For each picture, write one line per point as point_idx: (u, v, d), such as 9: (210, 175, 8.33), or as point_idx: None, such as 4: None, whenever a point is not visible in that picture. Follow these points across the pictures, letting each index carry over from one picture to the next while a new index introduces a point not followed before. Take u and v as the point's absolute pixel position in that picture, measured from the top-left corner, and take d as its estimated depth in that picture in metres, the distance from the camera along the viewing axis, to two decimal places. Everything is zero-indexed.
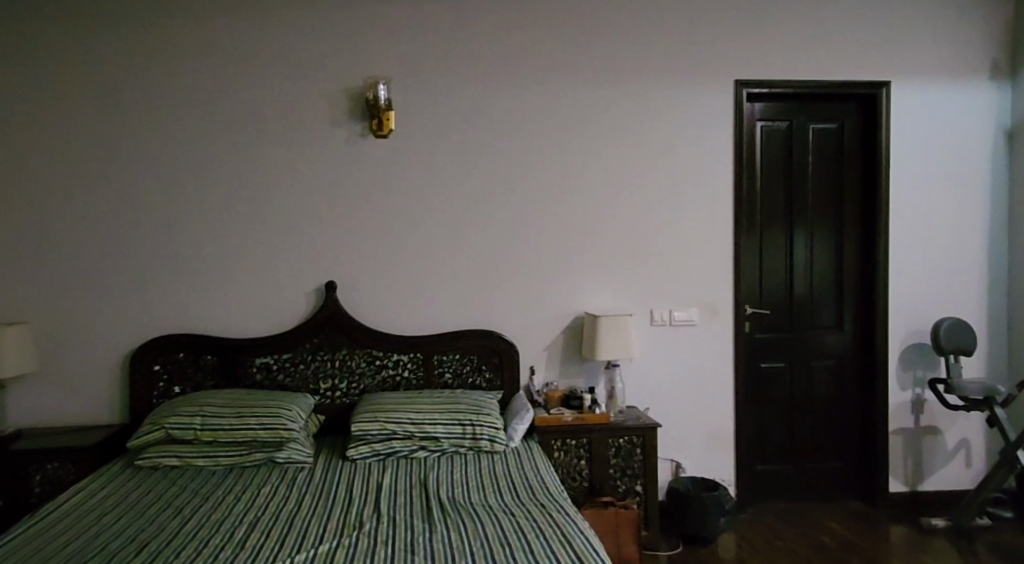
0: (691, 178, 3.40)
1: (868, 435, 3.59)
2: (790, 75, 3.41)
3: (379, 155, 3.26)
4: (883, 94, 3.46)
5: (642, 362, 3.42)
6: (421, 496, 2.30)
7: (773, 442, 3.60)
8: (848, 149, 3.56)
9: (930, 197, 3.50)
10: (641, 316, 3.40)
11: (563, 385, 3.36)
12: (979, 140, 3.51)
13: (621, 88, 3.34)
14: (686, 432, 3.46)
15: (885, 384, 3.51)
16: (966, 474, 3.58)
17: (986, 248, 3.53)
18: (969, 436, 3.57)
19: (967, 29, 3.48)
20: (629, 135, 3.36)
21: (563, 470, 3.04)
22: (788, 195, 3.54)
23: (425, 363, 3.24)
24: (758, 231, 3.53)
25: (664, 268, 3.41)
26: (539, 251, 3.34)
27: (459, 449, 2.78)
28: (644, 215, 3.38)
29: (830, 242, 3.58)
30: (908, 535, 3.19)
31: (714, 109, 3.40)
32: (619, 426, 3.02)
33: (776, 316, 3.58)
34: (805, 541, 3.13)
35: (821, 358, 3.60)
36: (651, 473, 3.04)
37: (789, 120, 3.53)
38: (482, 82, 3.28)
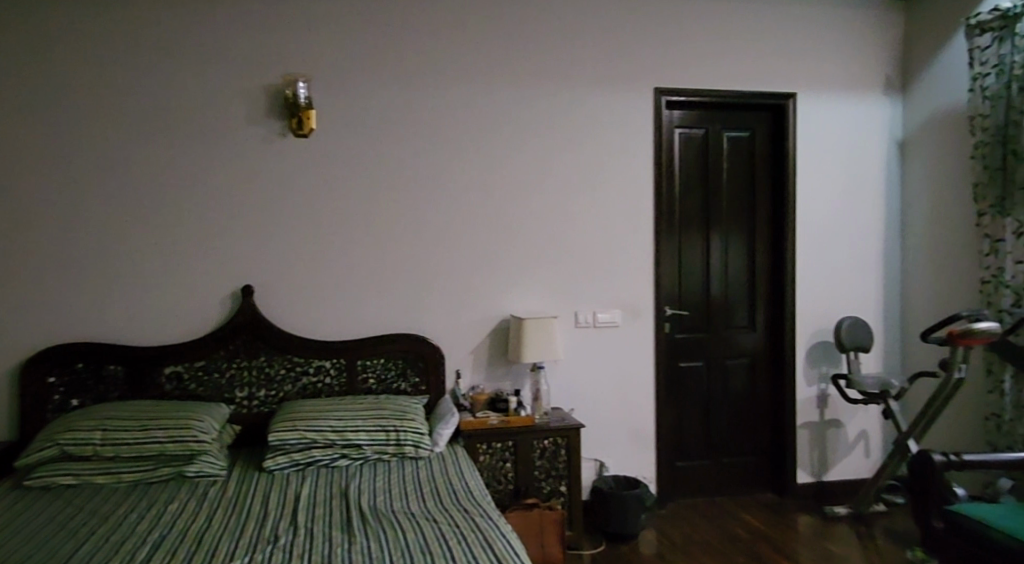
0: (614, 182, 3.48)
1: (778, 429, 3.78)
2: (706, 85, 3.55)
3: (299, 155, 3.17)
4: (791, 104, 3.65)
5: (567, 364, 3.47)
6: (341, 506, 2.24)
7: (692, 439, 3.73)
8: (759, 157, 3.73)
9: (834, 203, 3.72)
10: (567, 318, 3.45)
11: (489, 388, 3.36)
12: (876, 150, 3.76)
13: (546, 92, 3.39)
14: (610, 431, 3.53)
15: (793, 380, 3.70)
16: (865, 463, 3.82)
17: (883, 252, 3.79)
18: (869, 428, 3.81)
19: (865, 46, 3.72)
20: (555, 139, 3.41)
21: (489, 474, 3.05)
22: (705, 200, 3.68)
23: (348, 369, 3.16)
24: (676, 235, 3.65)
25: (589, 271, 3.47)
26: (465, 254, 3.33)
27: (382, 456, 2.73)
28: (570, 218, 3.44)
29: (743, 245, 3.75)
30: (814, 523, 3.37)
31: (635, 116, 3.49)
32: (543, 427, 3.05)
33: (694, 317, 3.71)
34: (720, 533, 3.26)
35: (735, 356, 3.76)
36: (576, 473, 3.09)
37: (705, 127, 3.67)
38: (407, 82, 3.25)
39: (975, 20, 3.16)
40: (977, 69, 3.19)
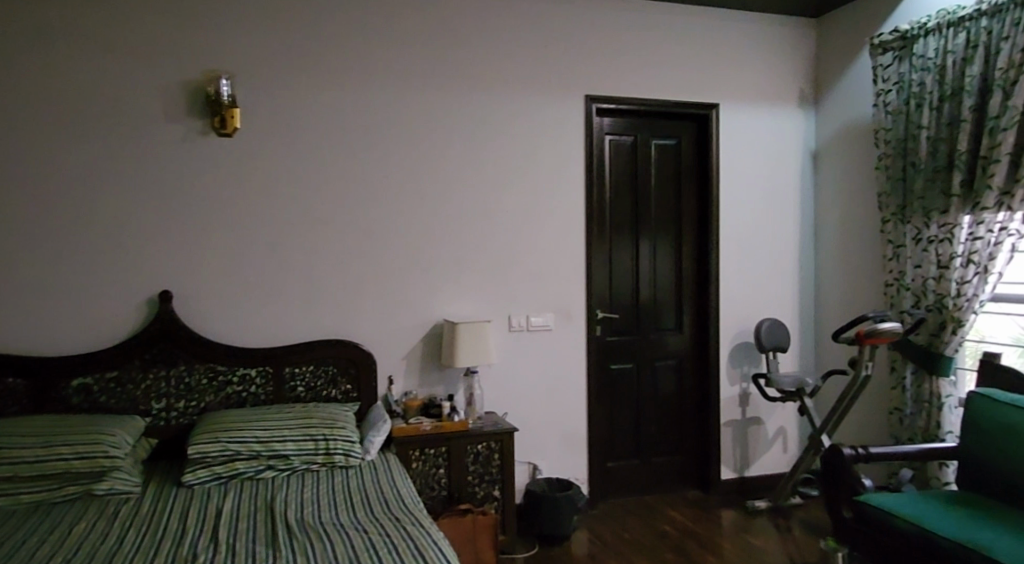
0: (546, 187, 3.53)
1: (703, 428, 3.91)
2: (634, 94, 3.66)
3: (222, 155, 3.07)
4: (714, 114, 3.80)
5: (500, 369, 3.48)
6: (266, 520, 2.17)
7: (622, 440, 3.81)
8: (685, 165, 3.87)
9: (754, 210, 3.89)
10: (500, 322, 3.47)
11: (422, 394, 3.34)
12: (792, 159, 3.96)
13: (478, 97, 3.40)
14: (542, 434, 3.57)
15: (717, 380, 3.84)
16: (783, 458, 4.00)
17: (798, 257, 3.99)
18: (787, 424, 4.00)
19: (782, 61, 3.92)
20: (488, 144, 3.43)
21: (421, 480, 3.02)
22: (634, 205, 3.78)
23: (274, 377, 3.08)
24: (607, 240, 3.73)
25: (522, 274, 3.50)
26: (397, 258, 3.30)
27: (310, 466, 2.67)
28: (503, 223, 3.46)
29: (670, 249, 3.87)
30: (736, 518, 3.52)
31: (565, 123, 3.55)
32: (477, 432, 3.06)
33: (624, 320, 3.80)
34: (649, 531, 3.35)
35: (663, 358, 3.87)
36: (509, 477, 3.11)
37: (634, 135, 3.77)
38: (337, 84, 3.20)
39: (878, 40, 3.38)
40: (880, 87, 3.41)
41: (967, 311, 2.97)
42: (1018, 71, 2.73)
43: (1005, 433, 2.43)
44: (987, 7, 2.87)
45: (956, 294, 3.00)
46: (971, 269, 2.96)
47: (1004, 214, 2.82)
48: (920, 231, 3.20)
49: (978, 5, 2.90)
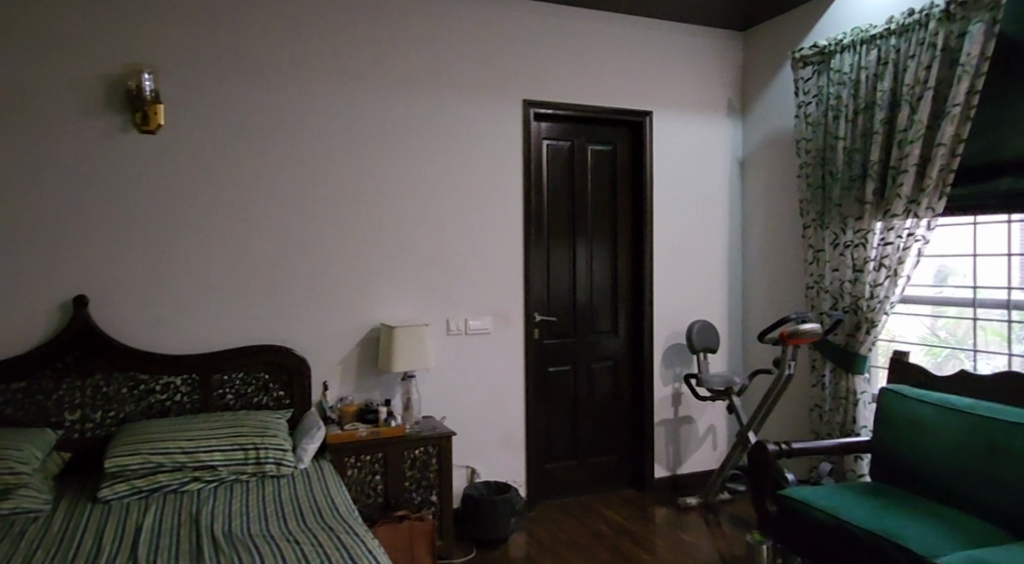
0: (484, 190, 3.54)
1: (638, 427, 4.00)
2: (570, 99, 3.72)
3: (145, 152, 2.94)
4: (647, 121, 3.90)
5: (439, 372, 3.46)
6: (190, 535, 2.09)
7: (559, 441, 3.86)
8: (620, 170, 3.95)
9: (686, 215, 4.01)
10: (438, 325, 3.46)
11: (358, 400, 3.28)
12: (721, 166, 4.10)
13: (416, 99, 3.39)
14: (479, 437, 3.56)
15: (651, 380, 3.94)
16: (713, 455, 4.14)
17: (727, 261, 4.14)
18: (717, 423, 4.14)
19: (711, 71, 4.06)
20: (425, 146, 3.41)
21: (356, 487, 2.97)
22: (571, 209, 3.83)
23: (201, 385, 2.97)
24: (544, 243, 3.77)
25: (459, 277, 3.50)
26: (332, 261, 3.24)
27: (239, 476, 2.58)
28: (440, 226, 3.45)
29: (606, 253, 3.94)
30: (668, 514, 3.61)
31: (502, 126, 3.57)
32: (414, 437, 3.03)
33: (562, 322, 3.85)
34: (585, 531, 3.40)
35: (600, 359, 3.94)
36: (446, 481, 3.10)
37: (571, 140, 3.83)
38: (270, 82, 3.12)
39: (798, 54, 3.55)
40: (801, 98, 3.58)
41: (879, 312, 3.14)
42: (923, 88, 2.92)
43: (914, 427, 2.60)
44: (895, 27, 3.06)
45: (870, 296, 3.17)
46: (882, 272, 3.14)
47: (911, 221, 3.00)
48: (838, 236, 3.37)
49: (888, 25, 3.09)
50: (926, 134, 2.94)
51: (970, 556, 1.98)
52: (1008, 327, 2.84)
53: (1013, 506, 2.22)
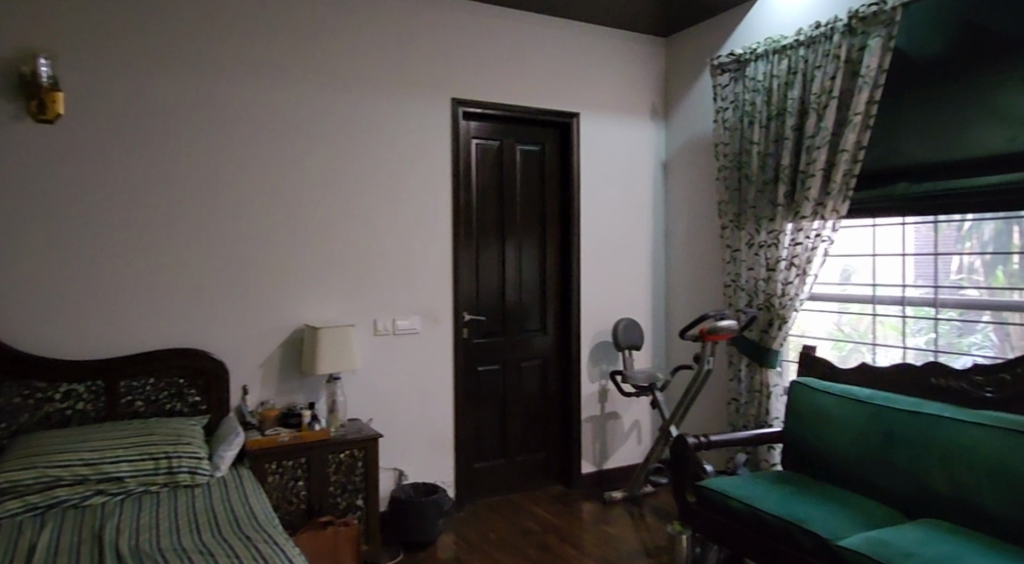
0: (411, 188, 3.50)
1: (565, 424, 4.06)
2: (498, 99, 3.73)
3: (43, 144, 2.75)
4: (574, 123, 3.96)
5: (365, 374, 3.40)
6: (92, 551, 1.98)
7: (488, 441, 3.86)
8: (548, 170, 3.99)
9: (611, 214, 4.10)
10: (365, 326, 3.39)
11: (280, 403, 3.18)
12: (645, 167, 4.21)
13: (341, 95, 3.32)
14: (407, 438, 3.52)
15: (578, 377, 4.00)
16: (638, 450, 4.24)
17: (650, 260, 4.25)
18: (641, 417, 4.24)
19: (636, 75, 4.17)
20: (351, 143, 3.35)
21: (278, 494, 2.88)
22: (500, 208, 3.84)
23: (106, 392, 2.80)
24: (473, 242, 3.76)
25: (387, 277, 3.45)
26: (252, 260, 3.13)
27: (149, 487, 2.45)
28: (367, 225, 3.39)
29: (535, 252, 3.98)
30: (595, 509, 3.68)
31: (430, 124, 3.55)
32: (339, 441, 2.96)
33: (491, 321, 3.85)
34: (513, 529, 3.41)
35: (528, 358, 3.97)
36: (372, 485, 3.04)
37: (500, 139, 3.84)
38: (187, 73, 2.99)
39: (716, 61, 3.69)
40: (719, 104, 3.72)
41: (790, 309, 3.30)
42: (829, 96, 3.09)
43: (820, 418, 2.75)
44: (804, 38, 3.22)
45: (782, 294, 3.33)
46: (792, 271, 3.30)
47: (819, 222, 3.17)
48: (752, 236, 3.52)
49: (797, 36, 3.25)
50: (832, 141, 3.11)
51: (868, 538, 2.11)
52: (904, 321, 3.05)
53: (907, 489, 2.38)
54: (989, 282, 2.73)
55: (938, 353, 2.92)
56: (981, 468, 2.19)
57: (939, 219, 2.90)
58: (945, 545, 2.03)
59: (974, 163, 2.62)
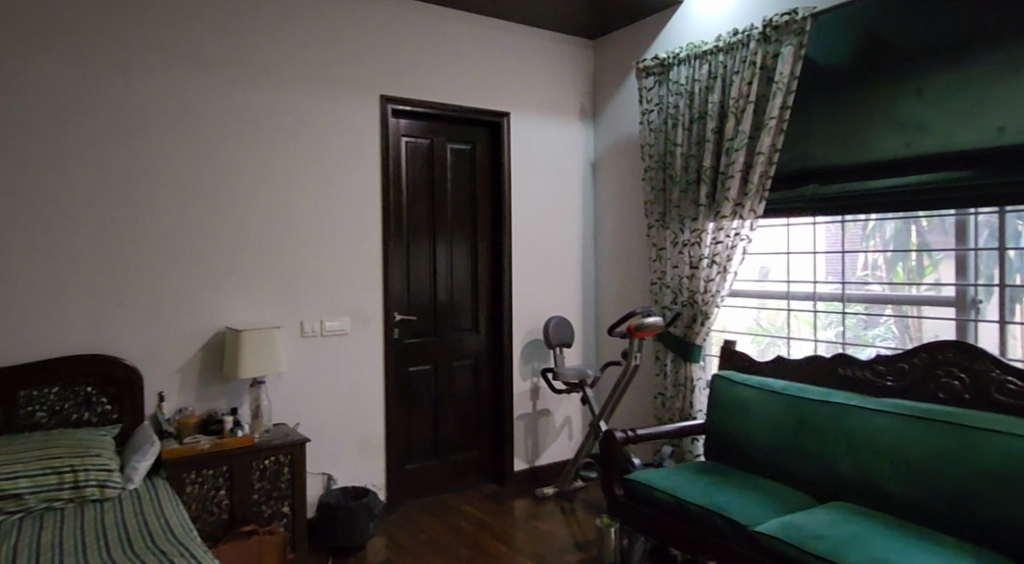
0: (339, 186, 3.43)
1: (498, 422, 4.08)
2: (427, 97, 3.70)
3: None
4: (505, 122, 3.98)
5: (291, 377, 3.30)
6: None
7: (420, 442, 3.82)
8: (480, 169, 3.99)
9: (542, 214, 4.14)
10: (291, 327, 3.30)
11: (199, 410, 3.05)
12: (575, 167, 4.27)
13: (265, 90, 3.22)
14: (336, 441, 3.44)
15: (509, 375, 4.03)
16: (569, 445, 4.30)
17: (580, 258, 4.32)
18: (572, 414, 4.30)
19: (565, 76, 4.23)
20: (275, 139, 3.25)
21: (198, 504, 2.76)
22: (431, 207, 3.81)
23: (4, 403, 2.61)
24: (404, 241, 3.72)
25: (314, 277, 3.37)
26: (169, 260, 2.99)
27: (52, 503, 2.30)
28: (293, 224, 3.30)
29: (466, 251, 3.97)
30: (527, 506, 3.71)
31: (358, 122, 3.49)
32: (264, 447, 2.87)
33: (422, 321, 3.82)
34: (445, 529, 3.40)
35: (460, 357, 3.96)
36: (299, 491, 2.96)
37: (430, 138, 3.81)
38: (95, 64, 2.83)
39: (642, 64, 3.79)
40: (645, 106, 3.81)
41: (712, 305, 3.43)
42: (746, 101, 3.22)
43: (739, 410, 2.86)
44: (722, 45, 3.34)
45: (704, 291, 3.45)
46: (714, 269, 3.42)
47: (738, 222, 3.30)
48: (677, 235, 3.63)
49: (717, 42, 3.37)
50: (749, 143, 3.25)
51: (783, 523, 2.21)
52: (816, 316, 3.22)
53: (820, 474, 2.51)
54: (891, 277, 2.91)
55: (846, 345, 3.10)
56: (886, 452, 2.34)
57: (846, 219, 3.07)
58: (853, 526, 2.15)
59: (878, 166, 2.79)
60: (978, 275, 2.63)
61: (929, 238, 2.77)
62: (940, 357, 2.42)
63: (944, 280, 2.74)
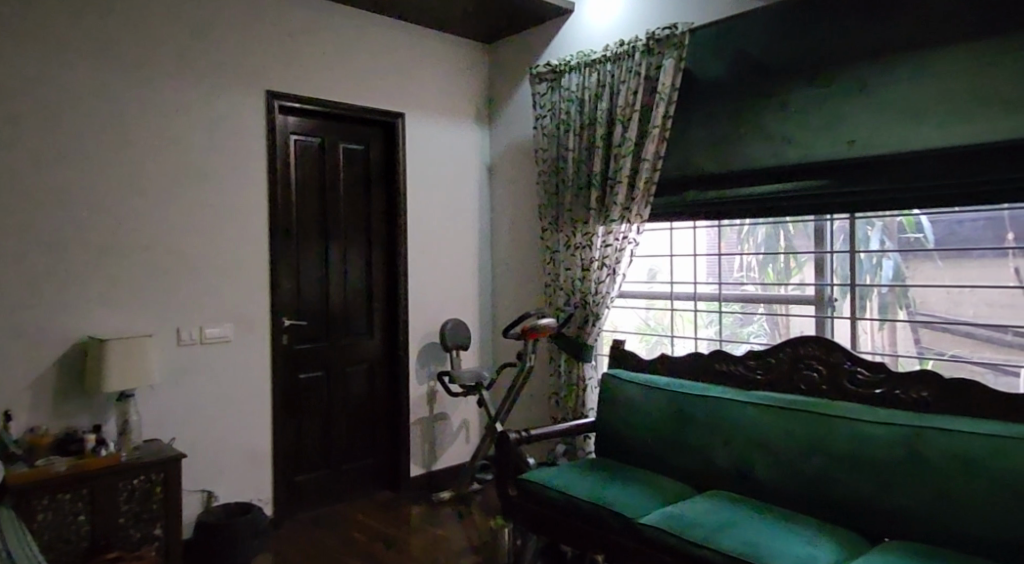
0: (220, 186, 3.24)
1: (393, 428, 4.01)
2: (316, 95, 3.58)
3: None
4: (399, 123, 3.92)
5: (167, 389, 3.09)
6: None
7: (310, 452, 3.68)
8: (373, 171, 3.91)
9: (438, 216, 4.11)
10: (167, 336, 3.09)
11: (56, 429, 2.78)
12: (471, 170, 4.27)
13: (136, 81, 3.00)
14: (218, 456, 3.25)
15: (405, 380, 3.97)
16: (466, 449, 4.28)
17: (477, 261, 4.32)
18: (469, 416, 4.30)
19: (459, 79, 4.22)
20: (149, 134, 3.03)
21: (51, 532, 2.50)
22: (322, 208, 3.69)
23: None
24: (294, 243, 3.57)
25: (193, 282, 3.17)
26: (21, 265, 2.72)
27: None
28: (171, 226, 3.10)
29: (360, 253, 3.87)
30: (422, 512, 3.66)
31: (242, 118, 3.32)
32: (132, 465, 2.66)
33: (313, 326, 3.68)
34: (337, 541, 3.30)
35: (354, 362, 3.86)
36: (173, 510, 2.77)
37: (320, 137, 3.68)
38: None
39: (535, 70, 3.84)
40: (538, 111, 3.87)
41: (602, 306, 3.53)
42: (632, 109, 3.34)
43: (627, 407, 2.96)
44: (610, 54, 3.45)
45: (595, 292, 3.54)
46: (604, 270, 3.53)
47: (625, 226, 3.42)
48: (569, 238, 3.72)
49: (605, 51, 3.48)
50: (635, 150, 3.37)
51: (666, 514, 2.31)
52: (697, 315, 3.40)
53: (699, 466, 2.65)
54: (762, 278, 3.12)
55: (723, 342, 3.29)
56: (757, 442, 2.50)
57: (723, 223, 3.26)
58: (728, 514, 2.27)
59: (749, 174, 2.98)
60: (835, 276, 2.87)
61: (794, 241, 3.00)
62: (802, 352, 2.61)
63: (806, 280, 2.97)
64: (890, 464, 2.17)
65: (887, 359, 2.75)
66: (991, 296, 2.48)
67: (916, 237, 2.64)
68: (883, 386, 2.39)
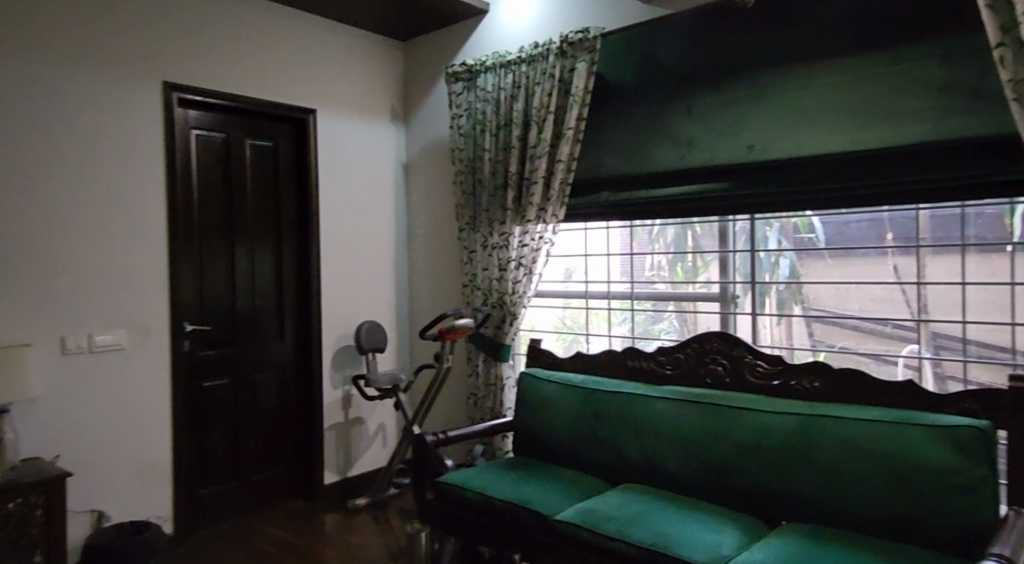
0: (111, 183, 3.02)
1: (306, 435, 3.87)
2: (219, 88, 3.41)
3: None
4: (310, 120, 3.79)
5: (50, 402, 2.85)
6: None
7: (216, 464, 3.50)
8: (283, 169, 3.76)
9: (352, 216, 4.00)
10: (49, 345, 2.85)
11: None
12: (386, 169, 4.19)
13: (11, 67, 2.75)
14: (111, 472, 3.04)
15: (318, 385, 3.84)
16: (383, 453, 4.19)
17: (393, 261, 4.25)
18: (386, 420, 4.21)
19: (373, 76, 4.13)
20: (27, 126, 2.79)
21: None
22: (227, 207, 3.51)
23: None
24: (196, 244, 3.38)
25: (81, 286, 2.94)
26: None
27: None
28: (55, 225, 2.86)
29: (268, 255, 3.72)
30: (337, 520, 3.57)
31: (136, 111, 3.11)
32: (9, 487, 2.44)
33: (217, 331, 3.50)
34: (244, 556, 3.15)
35: (263, 368, 3.70)
36: (56, 534, 2.57)
37: (224, 132, 3.51)
38: None
39: (450, 69, 3.82)
40: (454, 111, 3.84)
41: (519, 306, 3.54)
42: (546, 111, 3.38)
43: (543, 405, 2.99)
44: (525, 56, 3.47)
45: (512, 292, 3.55)
46: (521, 270, 3.54)
47: (541, 226, 3.45)
48: (486, 238, 3.71)
49: (519, 53, 3.50)
50: (550, 151, 3.41)
51: (580, 510, 2.34)
52: (610, 313, 3.48)
53: (613, 461, 2.70)
54: (671, 277, 3.23)
55: (635, 339, 3.38)
56: (668, 436, 2.58)
57: (635, 224, 3.35)
58: (640, 506, 2.33)
59: (658, 176, 3.07)
60: (737, 274, 3.01)
61: (701, 241, 3.12)
62: (708, 347, 2.72)
63: (712, 279, 3.09)
64: (789, 452, 2.29)
65: (785, 352, 2.91)
66: (875, 292, 2.67)
67: (809, 236, 2.81)
68: (781, 378, 2.52)
